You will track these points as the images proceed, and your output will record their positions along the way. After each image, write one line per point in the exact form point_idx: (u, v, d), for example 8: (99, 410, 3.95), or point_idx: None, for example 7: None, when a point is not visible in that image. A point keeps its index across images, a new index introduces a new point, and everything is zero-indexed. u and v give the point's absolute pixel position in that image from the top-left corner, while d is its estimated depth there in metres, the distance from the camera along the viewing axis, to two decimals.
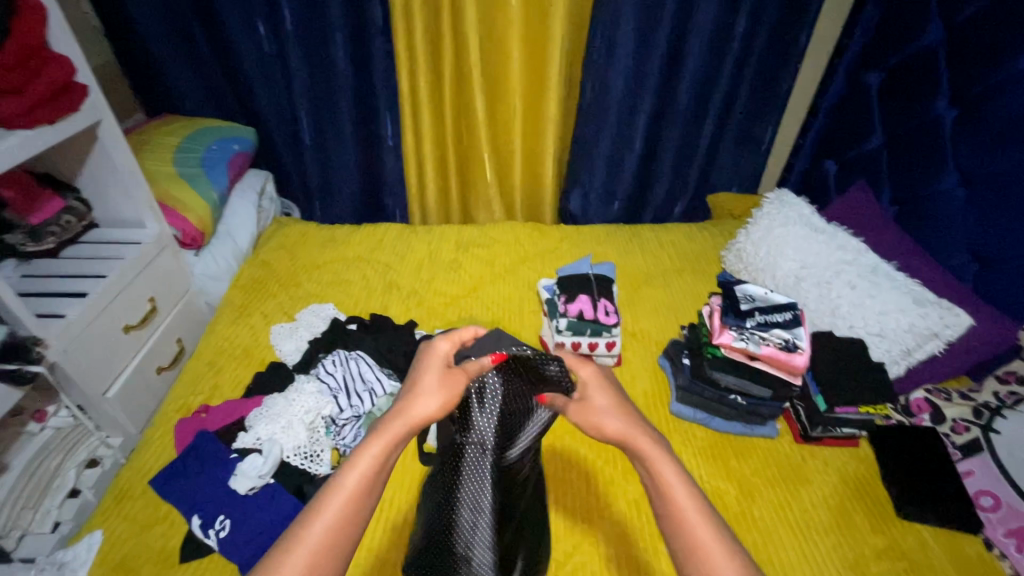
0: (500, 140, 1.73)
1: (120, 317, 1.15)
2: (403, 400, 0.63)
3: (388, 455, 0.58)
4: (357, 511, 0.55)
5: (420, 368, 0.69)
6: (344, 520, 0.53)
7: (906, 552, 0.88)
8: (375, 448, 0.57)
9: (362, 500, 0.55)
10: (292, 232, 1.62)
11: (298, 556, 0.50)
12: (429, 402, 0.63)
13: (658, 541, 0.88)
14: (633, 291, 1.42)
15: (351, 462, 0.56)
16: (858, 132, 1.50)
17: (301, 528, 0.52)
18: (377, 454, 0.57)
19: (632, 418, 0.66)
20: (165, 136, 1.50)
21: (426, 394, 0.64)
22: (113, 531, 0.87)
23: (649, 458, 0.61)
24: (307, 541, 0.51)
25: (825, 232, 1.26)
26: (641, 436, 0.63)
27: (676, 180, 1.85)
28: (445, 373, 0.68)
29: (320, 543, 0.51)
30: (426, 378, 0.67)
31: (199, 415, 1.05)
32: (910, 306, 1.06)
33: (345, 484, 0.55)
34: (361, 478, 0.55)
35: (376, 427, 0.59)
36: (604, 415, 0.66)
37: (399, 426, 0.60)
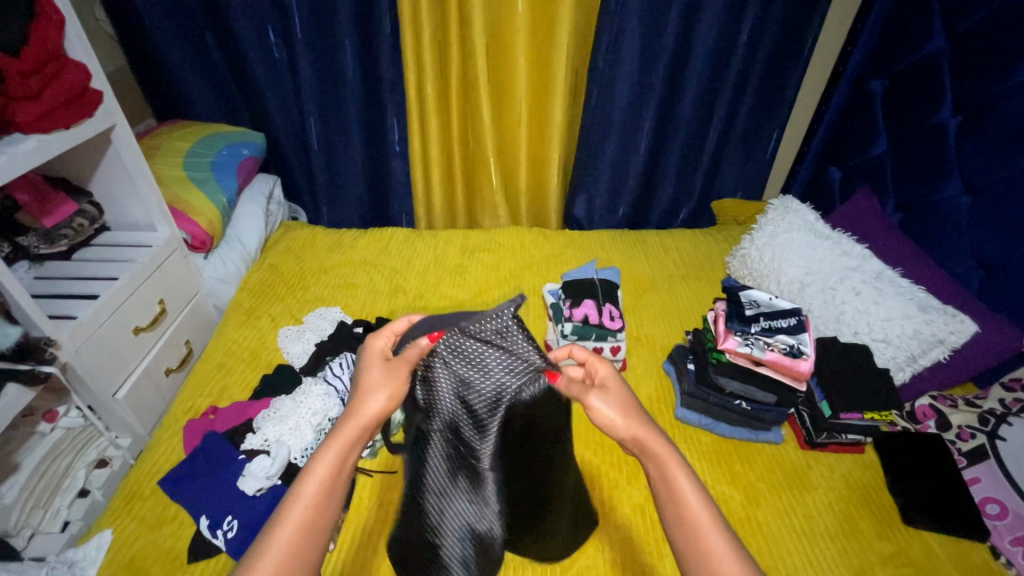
0: (506, 145, 1.75)
1: (131, 318, 1.16)
2: (350, 401, 0.65)
3: (344, 459, 0.59)
4: (322, 515, 0.55)
5: (360, 369, 0.69)
6: (309, 525, 0.54)
7: (913, 560, 0.88)
8: (332, 454, 0.59)
9: (326, 502, 0.56)
10: (300, 237, 1.63)
11: (269, 561, 0.51)
12: (377, 399, 0.65)
13: (659, 545, 0.89)
14: (638, 296, 1.43)
15: (307, 470, 0.57)
16: (862, 139, 1.50)
17: (267, 537, 0.53)
18: (335, 459, 0.58)
19: (648, 422, 0.65)
20: (177, 141, 1.52)
21: (372, 391, 0.65)
22: (122, 531, 0.88)
23: (663, 465, 0.60)
24: (271, 552, 0.52)
25: (830, 238, 1.27)
26: (655, 439, 0.62)
27: (681, 187, 1.86)
28: (386, 366, 0.69)
29: (291, 547, 0.53)
30: (369, 375, 0.67)
31: (207, 416, 1.06)
32: (915, 312, 1.06)
33: (306, 492, 0.55)
34: (322, 483, 0.56)
35: (328, 434, 0.60)
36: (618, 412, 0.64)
37: (351, 429, 0.61)
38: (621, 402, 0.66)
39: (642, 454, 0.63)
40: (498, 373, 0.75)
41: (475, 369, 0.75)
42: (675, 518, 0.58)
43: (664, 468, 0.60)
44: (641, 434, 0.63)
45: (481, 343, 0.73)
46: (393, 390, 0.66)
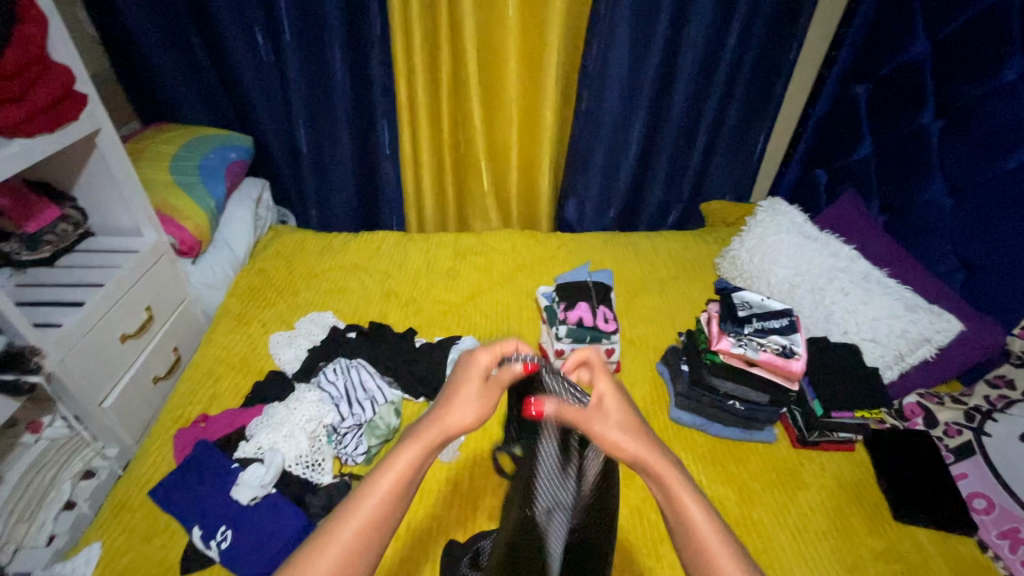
0: (497, 148, 1.74)
1: (117, 326, 1.14)
2: (438, 407, 0.57)
3: (425, 460, 0.53)
4: (389, 515, 0.50)
5: (454, 377, 0.61)
6: (377, 522, 0.49)
7: (904, 555, 0.89)
8: (412, 453, 0.52)
9: (398, 503, 0.51)
10: (290, 241, 1.62)
11: (332, 551, 0.47)
12: (465, 414, 0.56)
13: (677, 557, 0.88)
14: (630, 298, 1.44)
15: (388, 466, 0.52)
16: (847, 142, 1.53)
17: (336, 525, 0.49)
18: (413, 462, 0.52)
19: (648, 435, 0.58)
20: (163, 144, 1.50)
21: (464, 403, 0.57)
22: (112, 543, 0.86)
23: (668, 486, 0.55)
24: (341, 538, 0.48)
25: (818, 239, 1.29)
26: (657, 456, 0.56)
27: (670, 189, 1.88)
28: (484, 385, 0.60)
29: (356, 540, 0.48)
30: (465, 388, 0.59)
31: (198, 424, 1.05)
32: (902, 311, 1.08)
33: (381, 487, 0.51)
34: (396, 483, 0.51)
35: (410, 435, 0.54)
36: (615, 431, 0.57)
37: (435, 431, 0.54)
38: (617, 420, 0.59)
39: (643, 472, 0.57)
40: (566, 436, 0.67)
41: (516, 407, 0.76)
42: (690, 548, 0.52)
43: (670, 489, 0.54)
44: (639, 454, 0.56)
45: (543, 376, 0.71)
46: (483, 410, 0.57)
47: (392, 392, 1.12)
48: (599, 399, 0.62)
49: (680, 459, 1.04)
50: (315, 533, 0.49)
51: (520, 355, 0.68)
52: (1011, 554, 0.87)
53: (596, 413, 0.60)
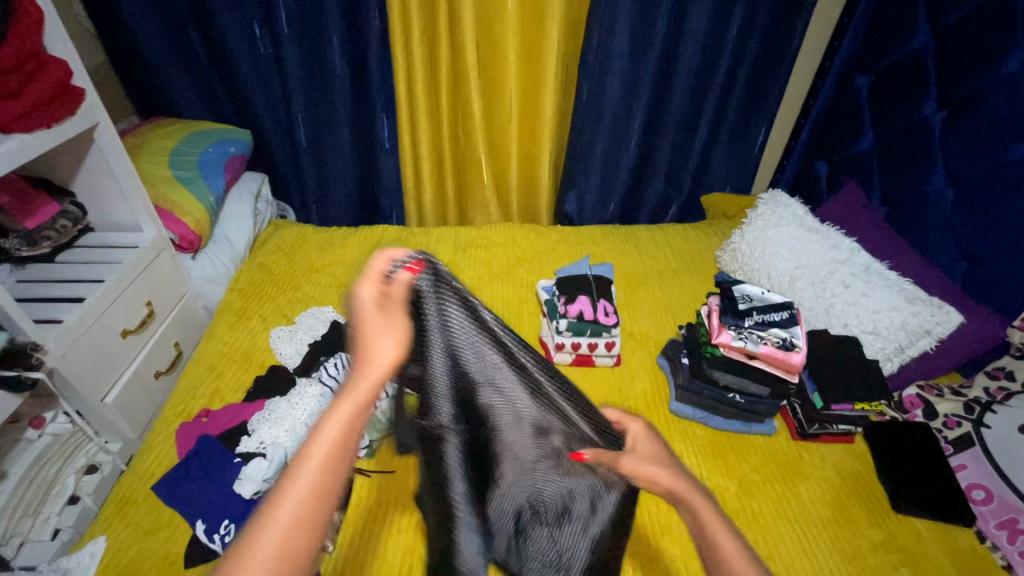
0: (497, 141, 1.73)
1: (118, 321, 1.14)
2: (355, 355, 0.53)
3: (360, 414, 0.49)
4: (333, 482, 0.46)
5: (352, 319, 0.55)
6: (320, 493, 0.45)
7: (902, 545, 0.90)
8: (344, 411, 0.48)
9: (339, 465, 0.46)
10: (290, 235, 1.61)
11: (274, 530, 0.42)
12: (389, 350, 0.53)
13: (659, 538, 0.90)
14: (630, 292, 1.44)
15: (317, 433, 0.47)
16: (848, 133, 1.53)
17: (270, 511, 0.43)
18: (346, 419, 0.48)
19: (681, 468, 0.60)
20: (162, 139, 1.49)
21: (380, 338, 0.53)
22: (117, 537, 0.86)
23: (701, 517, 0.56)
24: (280, 519, 0.43)
25: (818, 232, 1.29)
26: (689, 489, 0.57)
27: (671, 182, 1.87)
28: (383, 311, 0.56)
29: (299, 516, 0.43)
30: (370, 322, 0.54)
31: (200, 419, 1.05)
32: (902, 304, 1.08)
33: (314, 453, 0.46)
34: (331, 448, 0.46)
35: (337, 397, 0.49)
36: (650, 465, 0.60)
37: (364, 383, 0.50)
38: (655, 456, 0.61)
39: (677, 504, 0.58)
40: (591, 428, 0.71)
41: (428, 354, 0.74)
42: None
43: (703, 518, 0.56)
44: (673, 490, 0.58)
45: (438, 305, 0.71)
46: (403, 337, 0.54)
47: None
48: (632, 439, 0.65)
49: (679, 452, 1.05)
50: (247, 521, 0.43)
51: (407, 259, 0.61)
52: (1009, 544, 0.88)
53: (630, 455, 0.62)
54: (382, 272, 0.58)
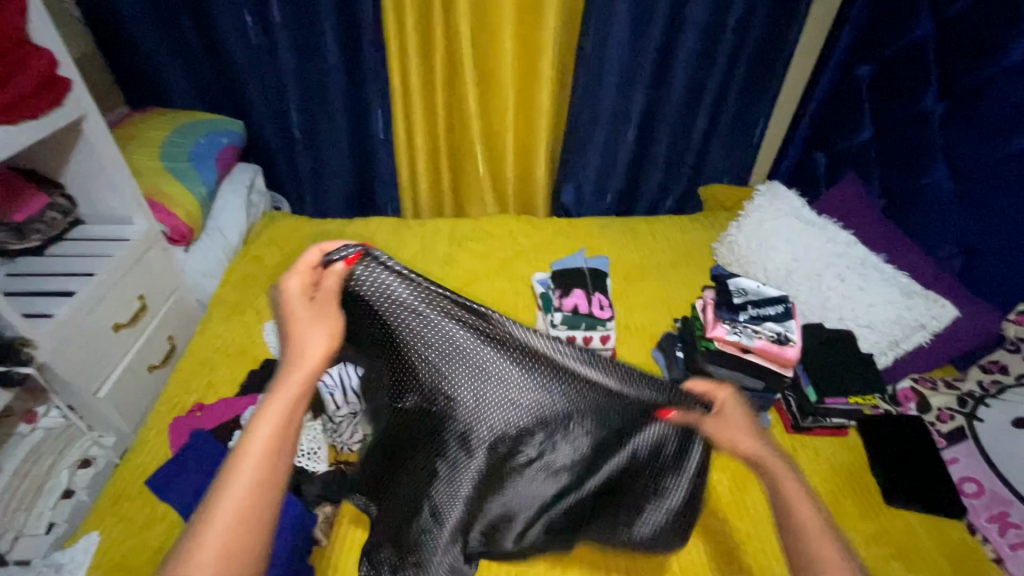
0: (493, 132, 1.71)
1: (110, 315, 1.14)
2: (287, 350, 0.61)
3: (297, 404, 0.56)
4: (277, 464, 0.52)
5: (280, 312, 0.64)
6: (265, 473, 0.51)
7: (894, 538, 0.90)
8: (280, 401, 0.55)
9: (281, 446, 0.53)
10: (284, 227, 1.60)
11: (224, 510, 0.48)
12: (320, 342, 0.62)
13: (728, 544, 0.90)
14: (626, 284, 1.43)
15: (260, 414, 0.54)
16: (848, 125, 1.51)
17: (217, 495, 0.49)
18: (284, 406, 0.55)
19: (769, 441, 0.67)
20: (153, 129, 1.47)
21: (309, 334, 0.62)
22: (110, 532, 0.86)
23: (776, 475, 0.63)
24: (228, 499, 0.48)
25: (815, 224, 1.28)
26: (775, 459, 0.64)
27: (669, 173, 1.86)
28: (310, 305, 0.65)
29: (247, 495, 0.49)
30: (299, 318, 0.63)
31: (193, 414, 1.04)
32: (898, 297, 1.07)
33: (256, 440, 0.52)
34: (277, 420, 0.54)
35: (275, 381, 0.57)
36: (739, 433, 0.67)
37: (297, 375, 0.58)
38: (741, 424, 0.68)
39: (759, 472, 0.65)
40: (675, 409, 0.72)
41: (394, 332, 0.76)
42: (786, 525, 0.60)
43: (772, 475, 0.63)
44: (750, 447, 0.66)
45: (388, 294, 0.73)
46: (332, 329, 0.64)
47: None
48: (720, 406, 0.70)
49: None
50: (201, 500, 0.49)
51: (343, 251, 0.69)
52: (1000, 537, 0.88)
53: (717, 421, 0.69)
54: (307, 265, 0.67)
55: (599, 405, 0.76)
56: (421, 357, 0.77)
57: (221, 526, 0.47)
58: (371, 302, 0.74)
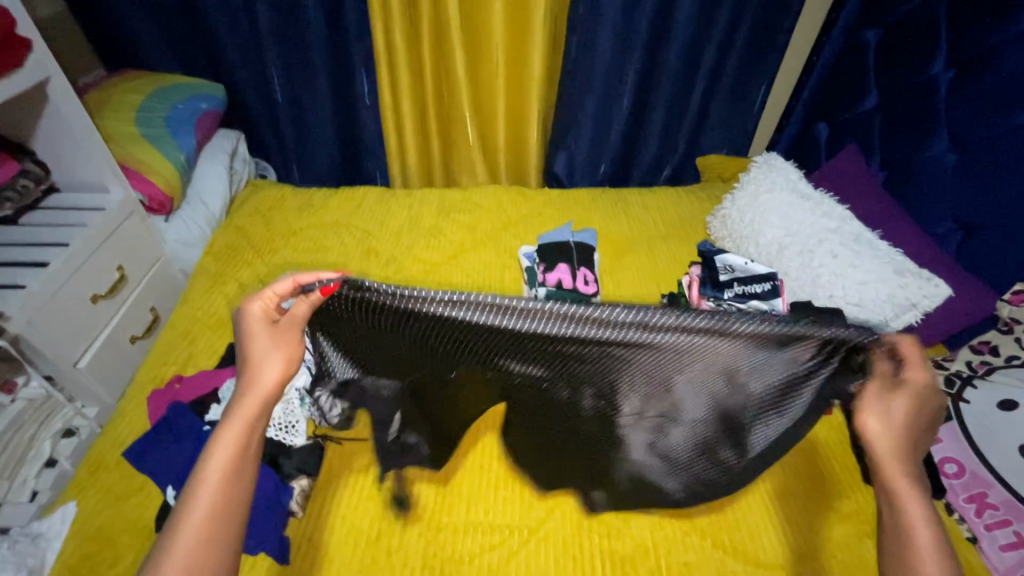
0: (483, 99, 1.65)
1: (86, 286, 1.12)
2: (244, 377, 0.64)
3: (250, 435, 0.61)
4: (233, 492, 0.57)
5: (242, 335, 0.67)
6: (221, 502, 0.56)
7: (869, 516, 0.90)
8: (233, 435, 0.60)
9: (237, 473, 0.58)
10: (268, 197, 1.56)
11: (184, 538, 0.53)
12: (278, 367, 0.65)
13: (811, 538, 0.88)
14: (615, 258, 1.40)
15: (213, 448, 0.59)
16: (852, 92, 1.44)
17: (177, 523, 0.54)
18: (238, 439, 0.60)
19: (905, 447, 0.62)
20: (128, 94, 1.42)
21: (267, 360, 0.65)
22: (88, 502, 0.87)
23: (895, 485, 0.61)
24: (188, 528, 0.54)
25: (811, 199, 1.24)
26: (893, 464, 0.61)
27: (666, 142, 1.80)
28: (274, 331, 0.67)
29: (205, 522, 0.55)
30: (255, 345, 0.65)
31: (172, 385, 1.04)
32: (890, 276, 1.03)
33: (211, 472, 0.57)
34: (232, 451, 0.58)
35: (229, 411, 0.61)
36: (879, 429, 0.63)
37: (251, 406, 0.62)
38: (896, 414, 0.62)
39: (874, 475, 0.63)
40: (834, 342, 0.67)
41: (415, 319, 0.71)
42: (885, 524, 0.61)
43: (886, 482, 0.61)
44: (880, 453, 0.62)
45: (405, 297, 0.68)
46: (291, 354, 0.66)
47: None
48: (896, 352, 0.64)
49: None
50: (165, 526, 0.55)
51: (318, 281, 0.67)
52: (976, 517, 0.88)
53: (869, 399, 0.65)
54: (274, 292, 0.68)
55: (733, 364, 0.72)
56: (466, 339, 0.72)
57: (181, 552, 0.53)
58: (370, 299, 0.69)
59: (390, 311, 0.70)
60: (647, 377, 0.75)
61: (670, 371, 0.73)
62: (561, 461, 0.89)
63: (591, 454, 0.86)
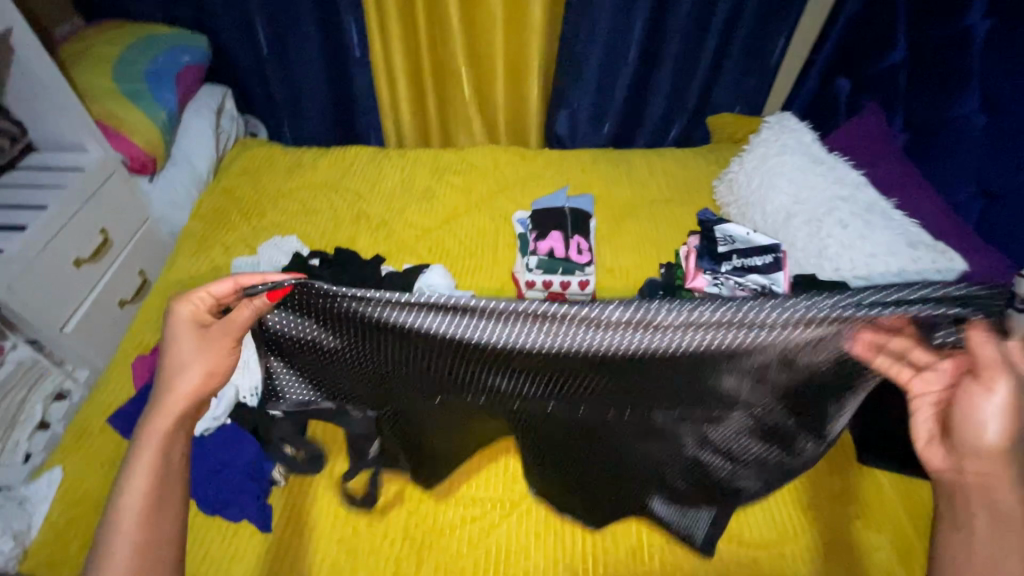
0: (480, 51, 1.55)
1: (68, 249, 1.10)
2: (161, 387, 0.62)
3: (168, 452, 0.59)
4: (160, 509, 0.57)
5: (167, 339, 0.64)
6: (149, 522, 0.56)
7: (860, 499, 0.88)
8: (149, 454, 0.58)
9: (161, 490, 0.57)
10: (256, 156, 1.50)
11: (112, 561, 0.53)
12: (194, 376, 0.63)
13: (798, 516, 0.87)
14: (614, 224, 1.34)
15: (133, 477, 0.57)
16: (878, 45, 1.33)
17: (103, 547, 0.54)
18: (155, 458, 0.58)
19: (1019, 458, 0.53)
20: (105, 45, 1.35)
21: (184, 368, 0.63)
22: (73, 468, 0.87)
23: (993, 496, 0.53)
24: (116, 552, 0.54)
25: (824, 163, 1.16)
26: (1002, 479, 0.53)
27: (674, 99, 1.69)
28: (201, 337, 0.64)
29: (135, 543, 0.54)
30: (176, 351, 0.63)
31: (158, 351, 1.02)
32: (902, 248, 0.97)
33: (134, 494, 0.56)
34: (150, 471, 0.57)
35: (143, 427, 0.60)
36: (992, 431, 0.54)
37: (164, 421, 0.60)
38: (1015, 416, 0.53)
39: (970, 481, 0.55)
40: (907, 317, 0.62)
41: (377, 322, 0.68)
42: (947, 531, 0.55)
43: (982, 493, 0.54)
44: (989, 464, 0.54)
45: (357, 301, 0.65)
46: (210, 362, 0.64)
47: None
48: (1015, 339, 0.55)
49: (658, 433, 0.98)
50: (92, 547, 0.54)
51: (261, 285, 0.62)
52: None
53: (985, 392, 0.55)
54: (209, 293, 0.64)
55: (740, 357, 0.69)
56: (435, 341, 0.69)
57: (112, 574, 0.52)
58: (320, 303, 0.67)
59: (345, 314, 0.68)
60: (672, 379, 0.73)
61: (707, 367, 0.71)
62: (589, 460, 0.86)
63: (633, 458, 0.84)
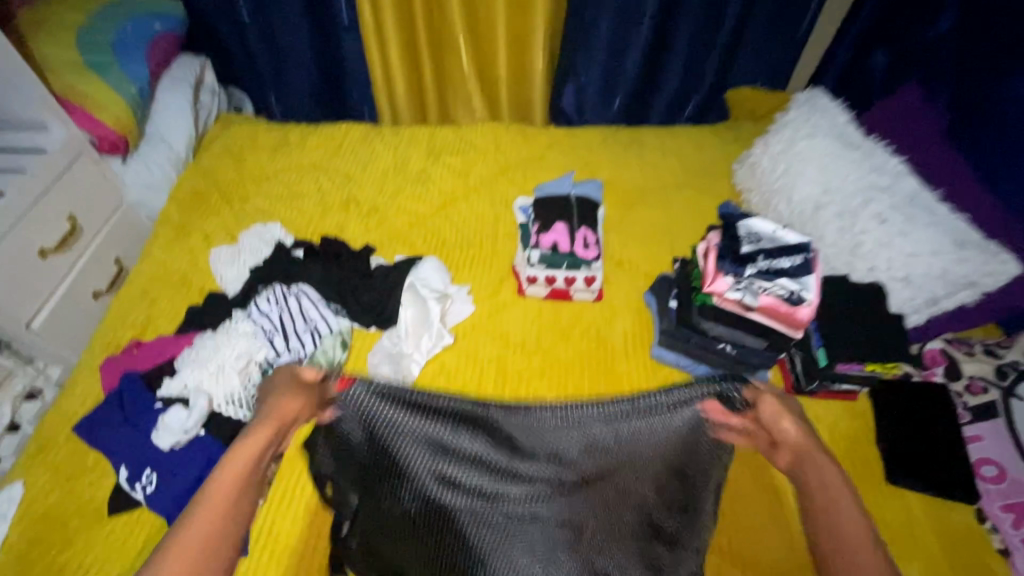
0: (479, 18, 1.41)
1: (31, 239, 1.02)
2: (263, 409, 0.61)
3: (249, 474, 0.56)
4: (218, 542, 0.51)
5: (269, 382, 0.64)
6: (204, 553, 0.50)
7: (886, 522, 0.79)
8: (235, 468, 0.56)
9: (227, 520, 0.53)
10: (239, 134, 1.39)
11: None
12: (289, 406, 0.61)
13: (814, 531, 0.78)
14: (624, 212, 1.24)
15: (193, 512, 0.52)
16: (922, 11, 1.18)
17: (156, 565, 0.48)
18: (235, 480, 0.55)
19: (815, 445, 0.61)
20: (68, 12, 1.23)
21: (281, 399, 0.61)
22: (35, 483, 0.81)
23: (823, 484, 0.58)
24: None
25: (859, 147, 1.03)
26: (816, 454, 0.60)
27: (691, 72, 1.56)
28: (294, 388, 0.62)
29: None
30: (274, 392, 0.62)
31: (130, 351, 0.95)
32: (948, 248, 0.88)
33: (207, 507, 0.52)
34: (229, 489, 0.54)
35: (240, 438, 0.58)
36: (786, 431, 0.61)
37: (253, 447, 0.58)
38: (790, 411, 0.62)
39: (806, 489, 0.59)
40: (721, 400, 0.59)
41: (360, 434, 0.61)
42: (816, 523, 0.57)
43: (818, 486, 0.58)
44: (810, 456, 0.60)
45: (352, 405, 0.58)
46: (296, 406, 0.61)
47: (339, 322, 1.00)
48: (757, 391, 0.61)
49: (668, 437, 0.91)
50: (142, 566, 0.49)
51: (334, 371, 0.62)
52: (1012, 529, 0.77)
53: (770, 410, 0.61)
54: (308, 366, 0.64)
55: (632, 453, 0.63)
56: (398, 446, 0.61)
57: None
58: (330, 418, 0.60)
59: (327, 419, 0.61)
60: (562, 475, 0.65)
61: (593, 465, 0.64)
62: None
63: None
